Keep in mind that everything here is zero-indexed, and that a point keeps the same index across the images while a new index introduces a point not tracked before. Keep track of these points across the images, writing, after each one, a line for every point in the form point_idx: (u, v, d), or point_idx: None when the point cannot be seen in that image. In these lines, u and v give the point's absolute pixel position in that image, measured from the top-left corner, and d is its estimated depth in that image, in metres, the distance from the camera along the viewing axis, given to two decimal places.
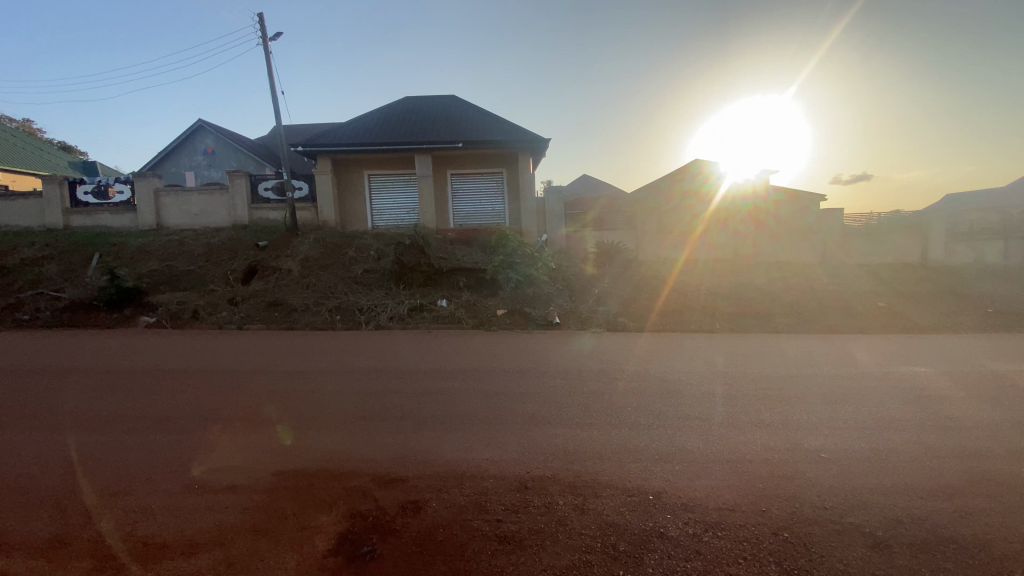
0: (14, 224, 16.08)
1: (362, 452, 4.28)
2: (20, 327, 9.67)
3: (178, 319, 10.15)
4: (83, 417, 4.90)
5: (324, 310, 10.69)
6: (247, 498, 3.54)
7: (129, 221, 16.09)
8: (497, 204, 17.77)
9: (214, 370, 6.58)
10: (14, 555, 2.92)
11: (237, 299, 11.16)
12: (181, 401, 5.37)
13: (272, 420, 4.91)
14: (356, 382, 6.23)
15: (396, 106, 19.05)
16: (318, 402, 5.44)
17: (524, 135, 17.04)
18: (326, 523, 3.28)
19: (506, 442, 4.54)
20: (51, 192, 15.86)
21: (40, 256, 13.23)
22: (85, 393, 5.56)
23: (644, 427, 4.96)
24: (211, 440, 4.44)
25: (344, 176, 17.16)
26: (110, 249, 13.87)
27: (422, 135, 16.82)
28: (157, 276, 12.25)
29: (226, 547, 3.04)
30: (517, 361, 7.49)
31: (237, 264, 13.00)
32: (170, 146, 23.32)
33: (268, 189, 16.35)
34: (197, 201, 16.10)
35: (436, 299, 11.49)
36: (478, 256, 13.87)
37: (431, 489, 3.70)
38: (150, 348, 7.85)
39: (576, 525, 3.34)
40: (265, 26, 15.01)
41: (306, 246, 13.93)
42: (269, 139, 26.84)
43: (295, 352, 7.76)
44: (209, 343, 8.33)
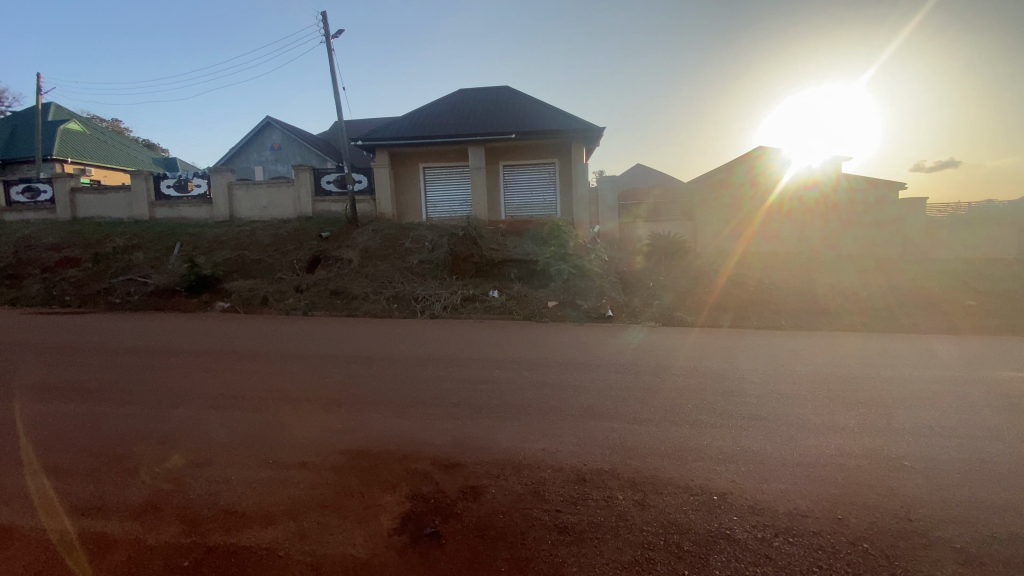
0: (107, 215, 17.63)
1: (422, 436, 4.39)
2: (114, 309, 10.65)
3: (249, 305, 10.81)
4: (170, 392, 5.33)
5: (382, 299, 11.06)
6: (317, 475, 3.72)
7: (207, 213, 17.28)
8: (548, 195, 17.67)
9: (283, 353, 6.96)
10: (112, 517, 3.19)
11: (302, 287, 11.73)
12: (253, 381, 5.72)
13: (337, 402, 5.14)
14: (413, 368, 6.40)
15: (450, 98, 19.26)
16: (378, 387, 5.63)
17: (578, 124, 16.80)
18: (390, 503, 3.39)
19: (563, 433, 4.52)
20: (138, 186, 17.28)
21: (130, 245, 14.45)
22: (171, 371, 6.04)
23: (705, 426, 4.78)
24: (281, 418, 4.70)
25: (400, 169, 17.60)
26: (190, 238, 14.94)
27: (476, 127, 16.94)
28: (231, 264, 13.09)
29: (298, 520, 3.20)
30: (570, 353, 7.43)
31: (302, 254, 13.65)
32: (241, 141, 24.72)
33: (329, 181, 16.99)
34: (266, 194, 17.01)
35: (487, 290, 11.57)
36: (530, 247, 13.84)
37: (490, 476, 3.74)
38: (226, 331, 8.42)
39: (637, 521, 3.27)
40: (328, 23, 15.48)
41: (365, 237, 14.44)
42: (329, 134, 27.94)
43: (355, 338, 8.08)
44: (276, 327, 8.82)
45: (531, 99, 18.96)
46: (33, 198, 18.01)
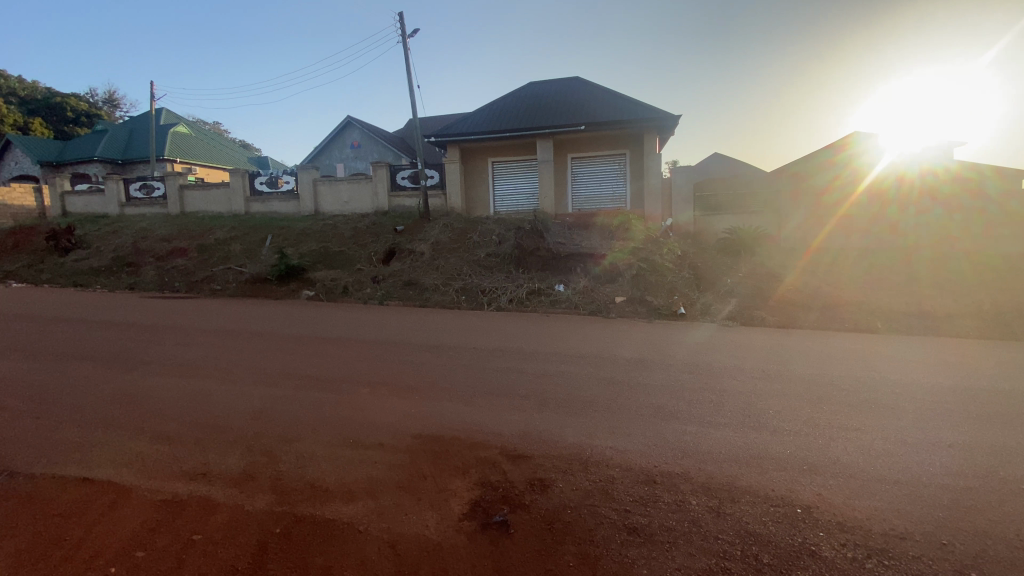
0: (210, 209, 19.47)
1: (490, 425, 4.48)
2: (215, 295, 11.77)
3: (331, 294, 11.55)
4: (264, 372, 5.82)
5: (451, 291, 11.38)
6: (392, 456, 3.91)
7: (294, 208, 18.63)
8: (618, 188, 17.28)
9: (360, 340, 7.36)
10: (215, 481, 3.53)
11: (378, 278, 12.33)
12: (334, 365, 6.10)
13: (410, 388, 5.36)
14: (482, 359, 6.53)
15: (521, 91, 19.32)
16: (448, 375, 5.80)
17: (651, 113, 16.27)
18: (460, 488, 3.49)
19: (631, 432, 4.42)
20: (236, 183, 18.93)
21: (229, 237, 15.90)
22: (265, 353, 6.59)
23: (788, 433, 4.48)
24: (359, 401, 4.97)
25: (470, 163, 17.96)
26: (280, 231, 16.17)
27: (545, 119, 16.88)
28: (316, 255, 14.04)
29: (376, 498, 3.37)
30: (641, 351, 7.23)
31: (378, 246, 14.35)
32: (324, 140, 26.34)
33: (404, 177, 17.66)
34: (346, 189, 18.01)
35: (554, 284, 11.54)
36: (598, 241, 13.60)
37: (557, 470, 3.75)
38: (311, 318, 9.05)
39: (712, 528, 3.14)
40: (404, 23, 16.03)
41: (436, 231, 14.89)
42: (404, 131, 29.05)
43: (426, 327, 8.38)
44: (354, 315, 9.35)
45: (603, 89, 18.61)
46: (149, 195, 20.26)
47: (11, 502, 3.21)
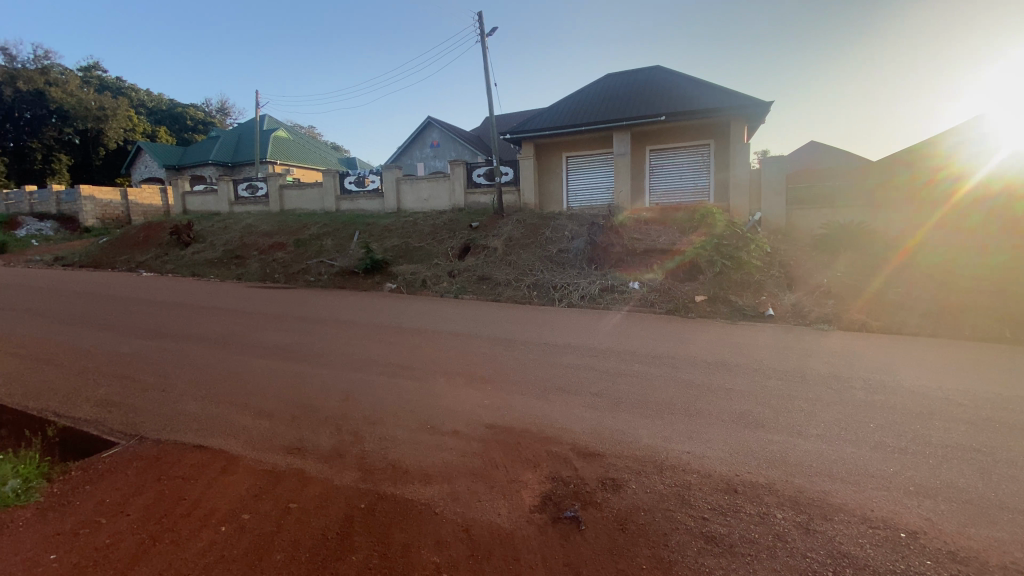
0: (304, 207, 21.12)
1: (561, 420, 4.50)
2: (309, 286, 12.78)
3: (411, 287, 12.13)
4: (351, 358, 6.25)
5: (524, 286, 11.50)
6: (466, 444, 4.05)
7: (379, 205, 19.72)
8: (700, 180, 16.51)
9: (437, 331, 7.68)
10: (308, 456, 3.84)
11: (454, 273, 12.74)
12: (413, 354, 6.42)
13: (483, 380, 5.51)
14: (554, 354, 6.55)
15: (598, 84, 18.97)
16: (520, 370, 5.88)
17: (738, 101, 15.33)
18: (532, 481, 3.54)
19: (710, 438, 4.24)
20: (328, 182, 20.38)
21: (321, 233, 17.17)
22: (352, 341, 7.08)
23: (891, 450, 4.07)
24: (436, 389, 5.20)
25: (546, 159, 17.98)
26: (365, 228, 17.17)
27: (623, 111, 16.47)
28: (398, 250, 14.79)
29: (451, 483, 3.50)
30: (723, 353, 6.87)
31: (454, 242, 14.81)
32: (406, 141, 27.58)
33: (480, 174, 18.02)
34: (426, 187, 18.73)
35: (628, 281, 11.28)
36: (677, 238, 13.07)
37: (630, 470, 3.69)
38: (393, 309, 9.56)
39: (799, 545, 2.93)
40: (482, 22, 16.34)
41: (509, 227, 15.09)
42: (481, 130, 29.65)
43: (500, 321, 8.57)
44: (432, 308, 9.75)
45: (686, 78, 17.78)
46: (253, 194, 22.35)
47: (144, 462, 3.68)
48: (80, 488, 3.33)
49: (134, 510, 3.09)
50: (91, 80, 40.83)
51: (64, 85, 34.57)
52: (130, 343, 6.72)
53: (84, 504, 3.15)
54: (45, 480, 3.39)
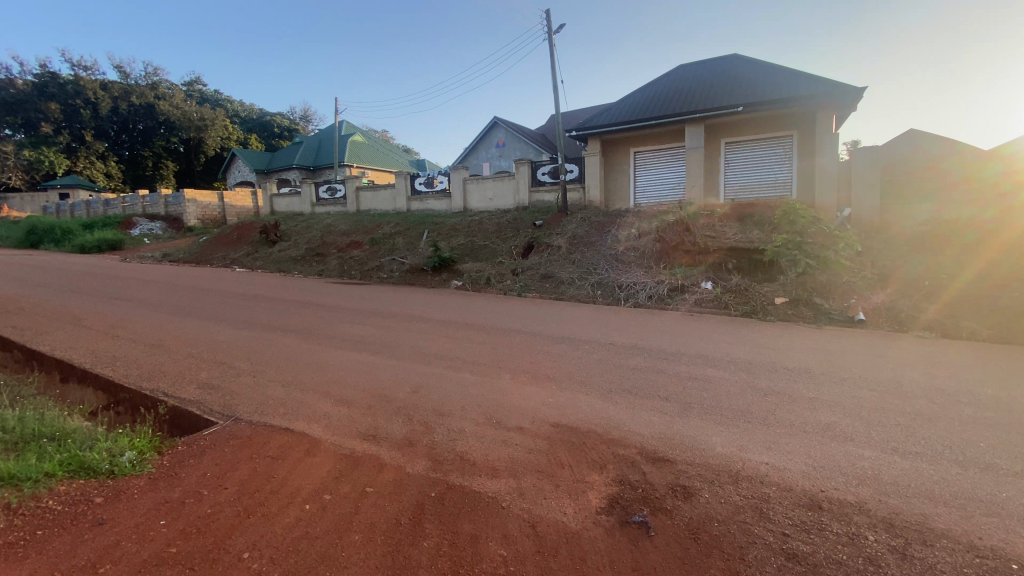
0: (378, 208, 22.17)
1: (629, 423, 4.41)
2: (381, 282, 13.42)
3: (476, 284, 12.39)
4: (421, 352, 6.49)
5: (588, 285, 11.37)
6: (532, 441, 4.07)
7: (446, 205, 20.28)
8: (781, 172, 15.53)
9: (503, 329, 7.78)
10: (383, 444, 4.03)
11: (518, 271, 12.84)
12: (479, 350, 6.55)
13: (549, 378, 5.51)
14: (621, 356, 6.42)
15: (670, 76, 18.32)
16: (586, 370, 5.82)
17: (825, 88, 14.22)
18: (598, 482, 3.50)
19: (791, 449, 3.98)
20: (400, 183, 21.25)
21: (393, 232, 17.95)
22: (422, 336, 7.34)
23: (1008, 474, 3.59)
24: (501, 386, 5.27)
25: (613, 155, 17.64)
26: (434, 227, 17.72)
27: (695, 103, 15.80)
28: (464, 249, 15.16)
29: (518, 478, 3.54)
30: (805, 360, 6.39)
31: (519, 240, 14.92)
32: (473, 141, 28.14)
33: (545, 173, 17.99)
34: (491, 186, 19.00)
35: (699, 281, 10.84)
36: (754, 235, 12.35)
37: (702, 478, 3.54)
38: (460, 306, 9.81)
39: (895, 571, 2.68)
40: (550, 19, 16.30)
41: (574, 225, 14.96)
42: (547, 128, 29.59)
43: (565, 320, 8.53)
44: (497, 306, 9.90)
45: (767, 66, 16.74)
46: (332, 196, 23.78)
47: (238, 441, 4.03)
48: (185, 461, 3.69)
49: (231, 484, 3.38)
50: (194, 94, 45.26)
51: (170, 99, 38.76)
52: (227, 333, 7.40)
53: (189, 475, 3.49)
54: (157, 452, 3.80)
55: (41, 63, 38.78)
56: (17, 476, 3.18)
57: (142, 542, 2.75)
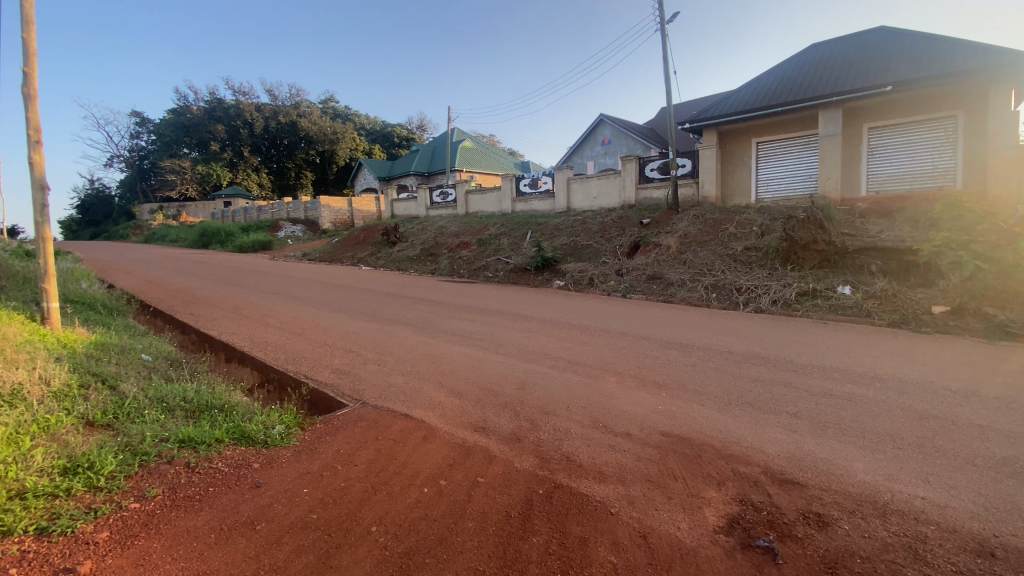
0: (485, 210, 23.02)
1: (749, 439, 4.08)
2: (488, 281, 13.92)
3: (579, 284, 12.31)
4: (527, 350, 6.60)
5: (701, 287, 10.71)
6: (641, 449, 3.93)
7: (551, 205, 20.40)
8: (942, 159, 13.28)
9: (609, 331, 7.62)
10: (491, 437, 4.16)
11: (623, 271, 12.51)
12: (585, 352, 6.48)
13: (658, 384, 5.29)
14: (740, 365, 5.95)
15: (800, 58, 16.58)
16: (699, 377, 5.49)
17: (1006, 57, 11.88)
18: (716, 500, 3.27)
19: (954, 484, 3.38)
20: (506, 185, 21.84)
21: (498, 232, 18.50)
22: (527, 334, 7.47)
23: None
24: (608, 389, 5.16)
25: (731, 147, 16.41)
26: (538, 227, 17.92)
27: (832, 85, 14.10)
28: (567, 248, 15.14)
29: (627, 485, 3.44)
30: (974, 381, 5.38)
31: (625, 239, 14.54)
32: (578, 141, 28.06)
33: (654, 169, 17.30)
34: (596, 185, 18.73)
35: (834, 285, 9.67)
36: (904, 233, 10.71)
37: (840, 508, 3.15)
38: (564, 306, 9.83)
39: None
40: (663, 8, 15.61)
41: (685, 223, 14.20)
42: (656, 122, 28.41)
43: (675, 324, 8.11)
44: (602, 307, 9.74)
45: (924, 38, 14.45)
46: (444, 199, 25.21)
47: (365, 422, 4.43)
48: (323, 437, 4.14)
49: (360, 462, 3.73)
50: (328, 111, 50.71)
51: (308, 116, 43.76)
52: (354, 324, 8.19)
53: (326, 450, 3.91)
54: (301, 427, 4.32)
55: (213, 91, 46.00)
56: (195, 439, 3.82)
57: (290, 506, 3.14)
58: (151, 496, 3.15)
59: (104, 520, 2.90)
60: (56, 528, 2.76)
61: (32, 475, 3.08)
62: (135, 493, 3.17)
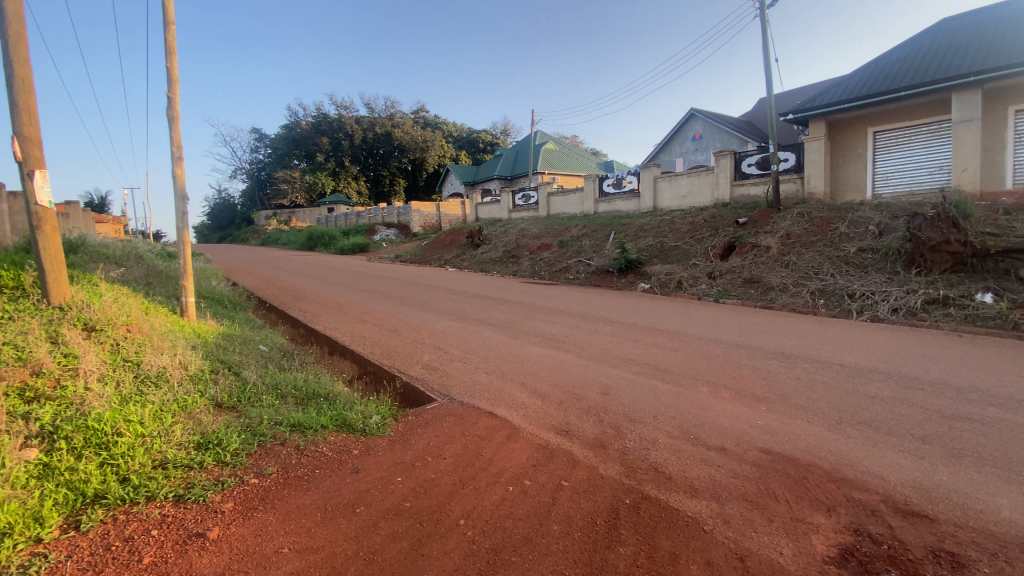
0: (567, 211, 22.90)
1: (864, 462, 3.66)
2: (570, 283, 13.84)
3: (666, 287, 11.82)
4: (612, 355, 6.45)
5: (805, 292, 9.84)
6: (737, 465, 3.68)
7: (636, 205, 19.82)
8: None
9: (700, 337, 7.24)
10: (575, 441, 4.12)
11: (715, 274, 11.84)
12: (674, 359, 6.20)
13: (756, 396, 4.93)
14: (853, 380, 5.36)
15: (928, 34, 14.64)
16: (803, 392, 5.03)
17: None
18: (825, 527, 2.97)
19: None
20: (589, 186, 21.57)
21: (581, 234, 18.32)
22: (612, 337, 7.31)
23: None
24: (699, 399, 4.90)
25: (841, 139, 14.90)
26: (623, 228, 17.49)
27: (969, 63, 12.30)
28: (653, 250, 14.61)
29: (721, 503, 3.22)
30: None
31: (717, 240, 13.73)
32: (667, 138, 27.08)
33: (751, 164, 16.18)
34: (686, 183, 17.90)
35: (971, 292, 8.40)
36: None
37: (980, 549, 2.71)
38: (650, 309, 9.50)
39: None
40: None
41: (787, 223, 13.10)
42: (753, 115, 26.55)
43: (774, 333, 7.51)
44: (691, 311, 9.27)
45: None
46: (527, 202, 25.47)
47: (452, 417, 4.59)
48: (414, 429, 4.35)
49: (448, 456, 3.87)
50: (419, 120, 53.45)
51: (402, 127, 46.37)
52: (442, 323, 8.52)
53: (417, 441, 4.10)
54: (394, 419, 4.57)
55: (319, 108, 50.36)
56: (305, 424, 4.18)
57: (385, 493, 3.33)
58: (267, 474, 3.50)
59: (229, 492, 3.27)
60: (191, 496, 3.15)
61: (173, 448, 3.56)
62: (255, 469, 3.54)
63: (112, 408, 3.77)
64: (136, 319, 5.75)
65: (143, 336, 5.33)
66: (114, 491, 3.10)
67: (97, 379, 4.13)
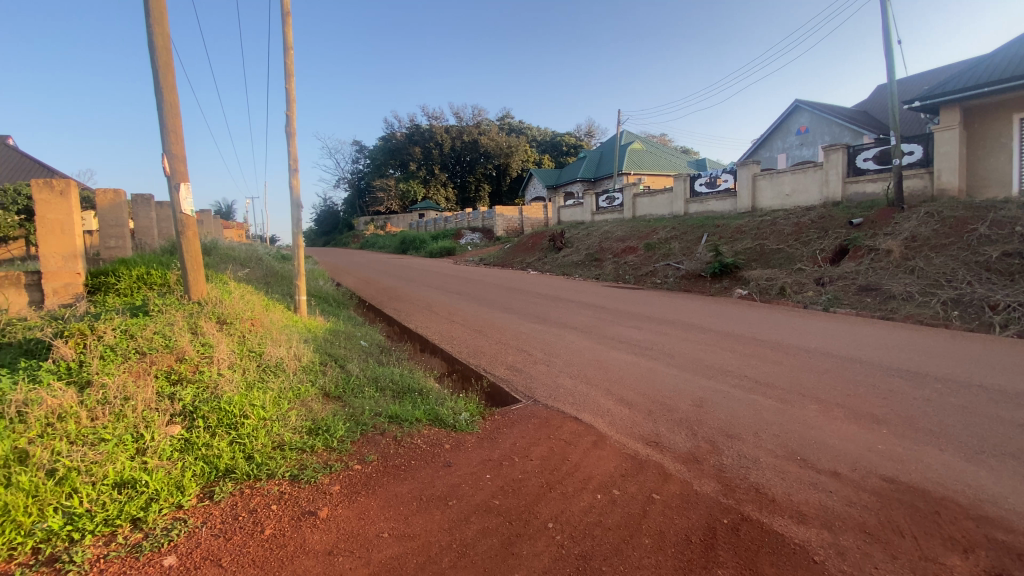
0: (654, 213, 22.11)
1: (1013, 500, 3.14)
2: (657, 288, 13.37)
3: (766, 294, 11.00)
4: (705, 365, 6.12)
5: (934, 302, 8.67)
6: (852, 492, 3.33)
7: (731, 205, 18.67)
8: None
9: (805, 350, 6.64)
10: (666, 454, 3.96)
11: (824, 280, 10.82)
12: (775, 372, 5.75)
13: (874, 418, 4.42)
14: (998, 404, 4.62)
15: None
16: (933, 415, 4.43)
17: None
18: (964, 570, 2.59)
19: None
20: (679, 186, 20.67)
21: (670, 236, 17.59)
22: (704, 347, 6.94)
23: None
24: (805, 417, 4.50)
25: (981, 128, 12.94)
26: (716, 229, 16.54)
27: None
28: (751, 254, 13.65)
29: (834, 533, 2.93)
30: None
31: (826, 243, 12.54)
32: (767, 133, 25.28)
33: (869, 158, 14.64)
34: (790, 181, 16.56)
35: None
36: None
37: None
38: (746, 318, 8.90)
39: None
40: None
41: (912, 223, 11.63)
42: (870, 103, 23.92)
43: (896, 347, 6.69)
44: (794, 320, 8.54)
45: None
46: (611, 204, 24.95)
47: (538, 420, 4.62)
48: (501, 428, 4.45)
49: (535, 458, 3.90)
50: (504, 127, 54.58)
51: (488, 134, 47.68)
52: (526, 325, 8.62)
53: (505, 441, 4.19)
54: (482, 417, 4.70)
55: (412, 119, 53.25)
56: (402, 416, 4.44)
57: (475, 489, 3.43)
58: (369, 461, 3.76)
59: (336, 475, 3.56)
60: (304, 477, 3.47)
61: (289, 432, 3.95)
62: (358, 456, 3.82)
63: (240, 392, 4.27)
64: (258, 314, 6.46)
65: (264, 330, 5.97)
66: (242, 467, 3.50)
67: (228, 366, 4.70)
